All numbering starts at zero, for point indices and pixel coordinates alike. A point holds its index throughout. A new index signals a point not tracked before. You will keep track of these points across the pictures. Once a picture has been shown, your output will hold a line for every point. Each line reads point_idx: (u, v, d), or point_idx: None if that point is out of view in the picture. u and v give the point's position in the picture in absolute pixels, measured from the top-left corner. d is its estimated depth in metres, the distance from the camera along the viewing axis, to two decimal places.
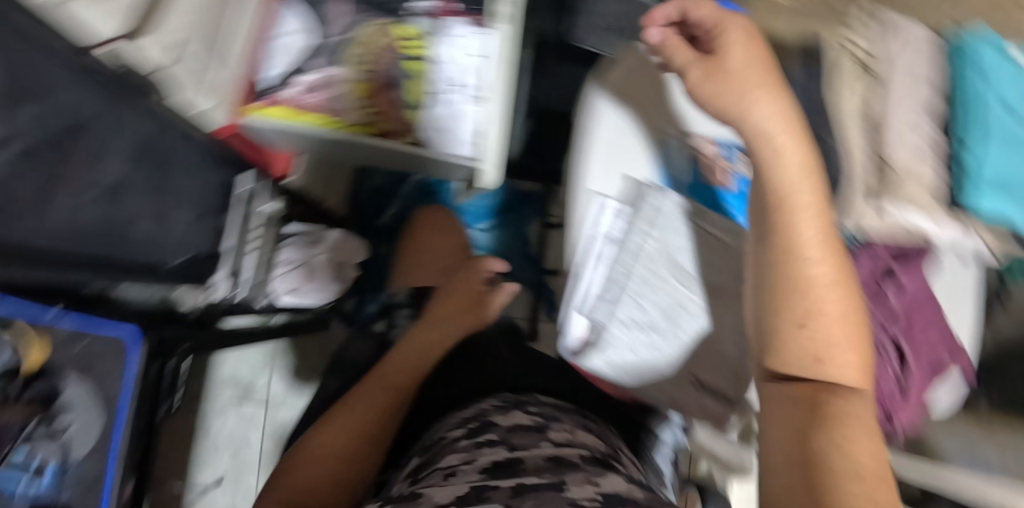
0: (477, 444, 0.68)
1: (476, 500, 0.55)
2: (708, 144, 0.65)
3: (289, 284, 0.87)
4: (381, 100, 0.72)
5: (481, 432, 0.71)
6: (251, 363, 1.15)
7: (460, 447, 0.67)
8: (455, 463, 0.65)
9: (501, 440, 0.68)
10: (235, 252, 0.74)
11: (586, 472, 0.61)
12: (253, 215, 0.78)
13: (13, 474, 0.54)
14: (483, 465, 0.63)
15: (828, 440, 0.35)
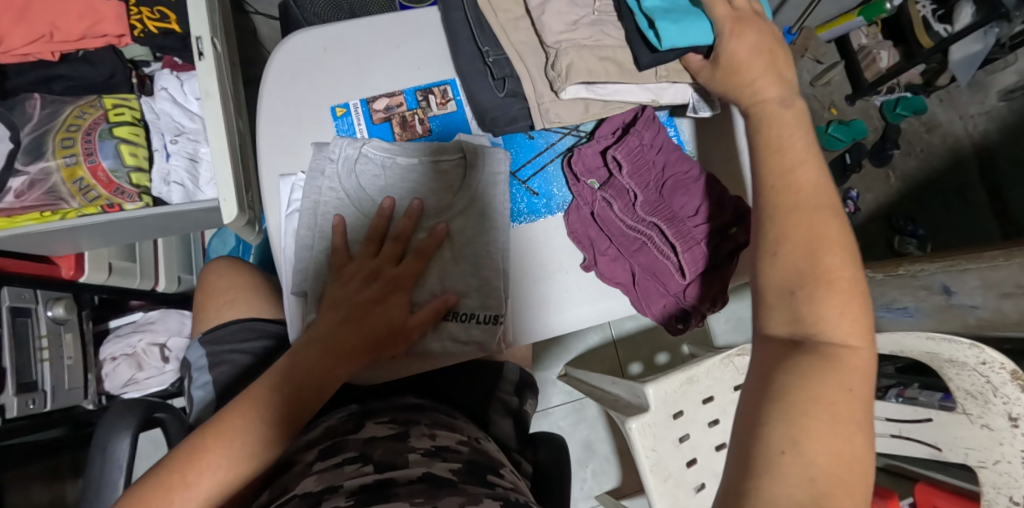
0: (332, 465, 0.48)
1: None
2: (395, 97, 0.60)
3: (122, 380, 0.88)
4: (103, 173, 0.70)
5: (334, 452, 0.49)
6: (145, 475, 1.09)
7: (316, 470, 0.47)
8: (313, 487, 0.45)
9: (361, 455, 0.48)
10: (23, 366, 0.73)
11: (462, 500, 0.42)
12: (46, 327, 0.78)
13: None
14: (353, 490, 0.43)
15: (795, 295, 0.38)
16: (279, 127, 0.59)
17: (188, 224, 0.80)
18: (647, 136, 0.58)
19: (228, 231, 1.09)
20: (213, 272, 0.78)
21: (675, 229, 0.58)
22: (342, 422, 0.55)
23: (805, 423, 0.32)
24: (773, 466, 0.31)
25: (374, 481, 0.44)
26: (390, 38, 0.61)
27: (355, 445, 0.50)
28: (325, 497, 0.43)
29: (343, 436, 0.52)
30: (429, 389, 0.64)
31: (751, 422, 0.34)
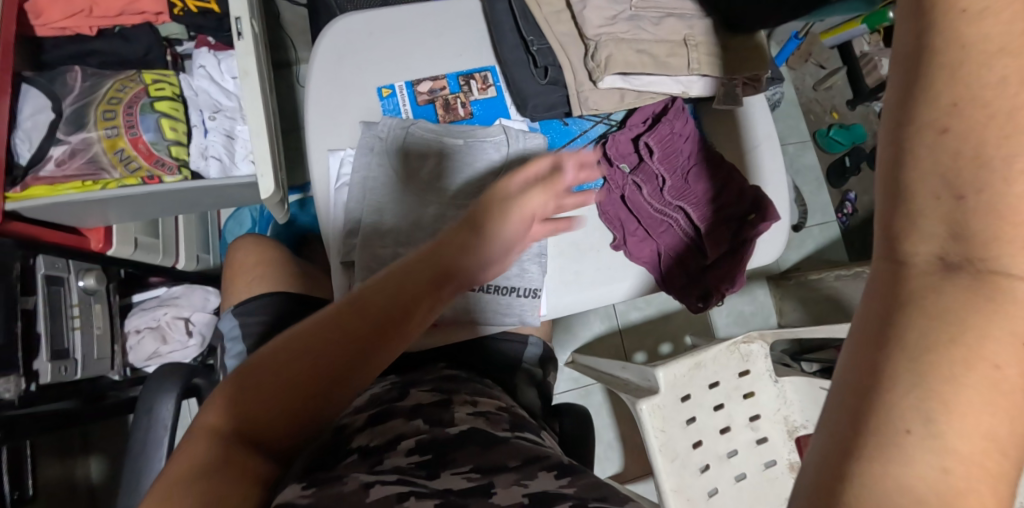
0: (385, 426, 0.49)
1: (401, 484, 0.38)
2: (438, 81, 0.63)
3: (146, 352, 0.89)
4: (144, 146, 0.72)
5: (385, 416, 0.51)
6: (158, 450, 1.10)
7: (369, 430, 0.49)
8: (369, 443, 0.46)
9: (411, 419, 0.50)
10: (56, 333, 0.75)
11: (516, 469, 0.43)
12: (78, 296, 0.80)
13: None
14: (411, 448, 0.45)
15: (965, 201, 0.21)
16: (328, 105, 0.61)
17: (220, 200, 0.82)
18: (678, 124, 0.61)
19: (245, 212, 1.10)
20: (244, 247, 0.80)
21: (700, 213, 0.62)
22: (387, 390, 0.57)
23: (940, 395, 0.20)
24: (889, 452, 0.20)
25: (429, 442, 0.46)
26: (435, 25, 0.64)
27: (403, 411, 0.52)
28: (385, 454, 0.44)
29: (391, 403, 0.53)
30: (460, 362, 0.67)
31: (858, 388, 0.22)
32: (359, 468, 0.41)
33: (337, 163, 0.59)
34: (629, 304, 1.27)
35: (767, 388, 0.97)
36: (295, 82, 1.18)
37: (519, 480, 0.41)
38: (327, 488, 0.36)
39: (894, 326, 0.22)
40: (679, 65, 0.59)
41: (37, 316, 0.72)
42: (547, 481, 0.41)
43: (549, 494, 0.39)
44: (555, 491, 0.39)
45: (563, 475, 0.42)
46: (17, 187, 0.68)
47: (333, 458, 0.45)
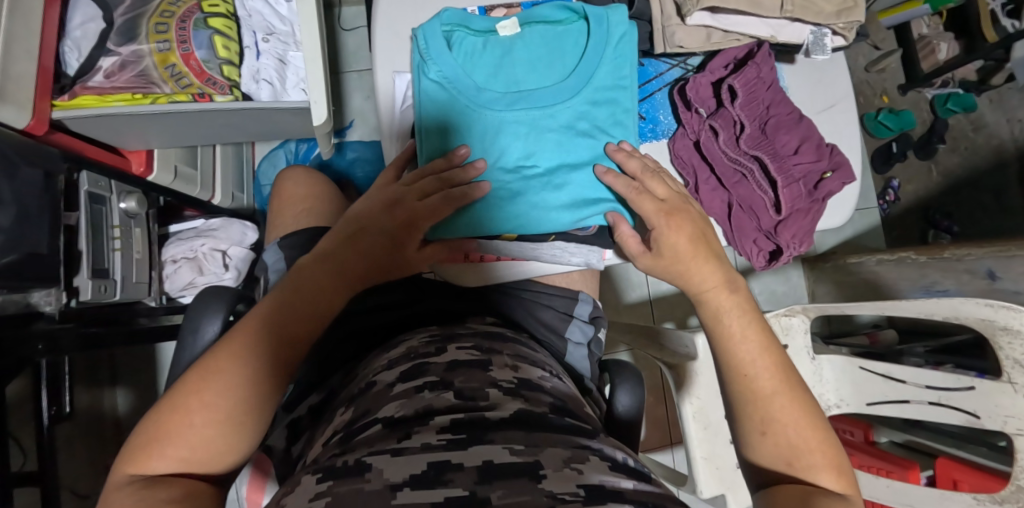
0: (418, 387, 0.45)
1: (435, 486, 0.33)
2: (511, 10, 0.63)
3: (182, 282, 0.88)
4: (196, 63, 0.70)
5: (415, 375, 0.47)
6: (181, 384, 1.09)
7: (395, 394, 0.45)
8: (396, 413, 0.42)
9: (442, 380, 0.46)
10: (96, 254, 0.73)
11: (563, 449, 0.38)
12: (120, 217, 0.78)
13: None
14: (444, 425, 0.39)
15: None
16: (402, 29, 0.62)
17: (265, 126, 0.81)
18: (764, 69, 0.60)
19: (280, 153, 1.09)
20: (288, 177, 0.78)
21: (778, 165, 0.61)
22: (422, 344, 0.53)
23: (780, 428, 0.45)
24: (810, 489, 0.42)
25: (464, 416, 0.41)
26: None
27: (436, 370, 0.47)
28: (414, 427, 0.40)
29: (425, 358, 0.50)
30: (502, 317, 0.63)
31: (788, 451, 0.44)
32: (379, 451, 0.37)
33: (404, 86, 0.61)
34: None
35: (802, 364, 0.92)
36: (337, 24, 1.14)
37: (570, 465, 0.36)
38: (345, 484, 0.33)
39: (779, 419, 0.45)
40: (771, 6, 0.60)
41: (80, 234, 0.71)
42: (601, 470, 0.37)
43: (606, 490, 0.34)
44: (609, 486, 0.35)
45: (619, 470, 0.38)
46: (66, 95, 0.66)
47: (360, 427, 0.42)
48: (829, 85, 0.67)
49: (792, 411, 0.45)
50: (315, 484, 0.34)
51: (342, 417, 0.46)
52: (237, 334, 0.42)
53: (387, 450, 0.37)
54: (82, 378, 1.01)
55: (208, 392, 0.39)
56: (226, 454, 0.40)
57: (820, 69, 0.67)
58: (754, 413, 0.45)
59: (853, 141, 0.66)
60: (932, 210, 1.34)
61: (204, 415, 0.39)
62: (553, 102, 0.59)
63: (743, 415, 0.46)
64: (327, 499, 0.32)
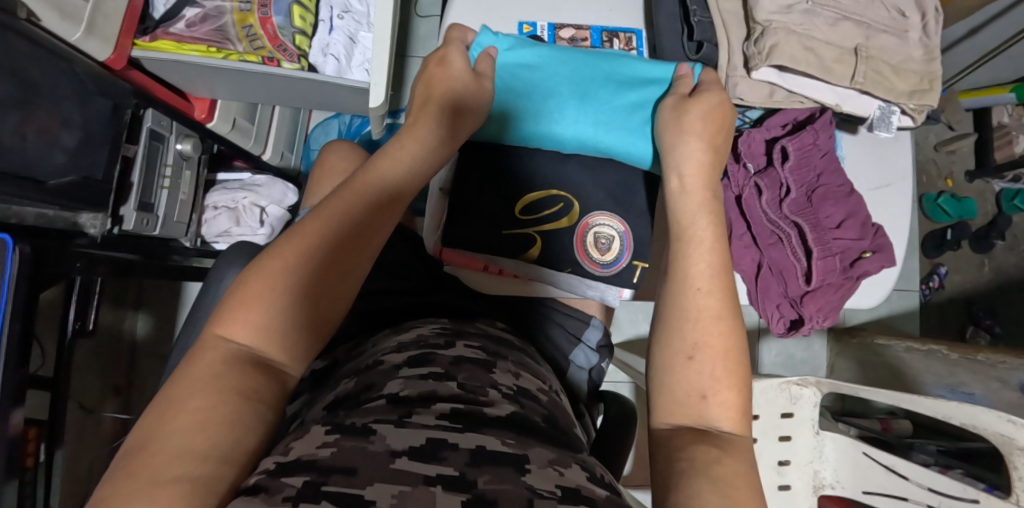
0: (421, 375, 0.46)
1: (430, 461, 0.35)
2: (581, 32, 0.64)
3: (218, 229, 0.91)
4: (271, 28, 0.73)
5: (422, 362, 0.48)
6: None
7: (401, 374, 0.46)
8: (400, 391, 0.43)
9: (446, 373, 0.47)
10: (145, 186, 0.77)
11: (549, 454, 0.39)
12: (176, 157, 0.82)
13: None
14: (444, 412, 0.41)
15: None
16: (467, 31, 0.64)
17: (327, 101, 0.85)
18: (822, 137, 0.60)
19: (333, 123, 1.12)
20: (334, 148, 0.81)
21: (817, 236, 0.62)
22: (434, 335, 0.54)
23: (699, 368, 0.45)
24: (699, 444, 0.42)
25: (463, 408, 0.42)
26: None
27: (441, 362, 0.49)
28: (415, 408, 0.41)
29: (434, 349, 0.51)
30: (514, 325, 0.64)
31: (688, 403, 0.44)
32: (385, 419, 0.39)
33: None
34: None
35: (803, 435, 0.90)
36: (412, 10, 1.17)
37: (554, 466, 0.37)
38: (352, 440, 0.36)
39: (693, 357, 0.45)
40: (842, 74, 0.58)
41: (135, 166, 0.74)
42: (581, 477, 0.38)
43: (580, 494, 0.35)
44: (588, 492, 0.36)
45: (596, 482, 0.38)
46: (148, 36, 0.70)
47: (368, 397, 0.44)
48: (887, 166, 0.65)
49: (723, 338, 0.46)
50: (323, 435, 0.37)
51: (347, 385, 0.48)
52: (314, 217, 0.43)
53: (393, 419, 0.39)
54: (109, 297, 1.06)
55: (275, 270, 0.40)
56: (294, 336, 0.40)
57: (879, 149, 0.65)
58: (686, 336, 0.46)
59: (899, 227, 0.64)
60: (977, 305, 1.27)
61: (267, 289, 0.39)
62: (603, 106, 0.61)
63: (678, 334, 0.46)
64: (333, 449, 0.35)
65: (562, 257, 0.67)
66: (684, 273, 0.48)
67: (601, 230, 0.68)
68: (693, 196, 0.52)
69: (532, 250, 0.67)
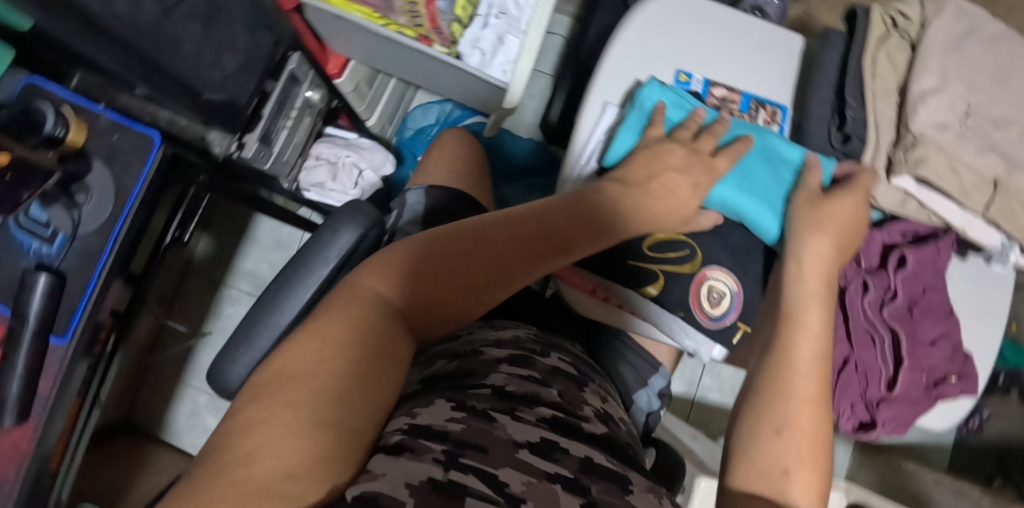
0: (522, 375, 0.48)
1: (548, 458, 0.36)
2: (732, 94, 0.66)
3: (314, 178, 0.93)
4: (434, 8, 0.75)
5: (521, 364, 0.50)
6: (256, 257, 1.16)
7: (502, 369, 0.48)
8: (505, 386, 0.45)
9: (543, 381, 0.48)
10: (271, 121, 0.79)
11: (643, 486, 0.40)
12: (303, 103, 0.84)
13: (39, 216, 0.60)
14: (547, 416, 0.42)
15: None
16: (625, 64, 0.67)
17: (454, 86, 0.89)
18: (941, 256, 0.63)
19: (434, 107, 1.15)
20: (453, 139, 0.85)
21: (913, 349, 0.64)
22: (528, 340, 0.56)
23: (786, 445, 0.45)
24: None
25: (565, 419, 0.43)
26: (747, 42, 0.68)
27: (539, 369, 0.50)
28: (520, 405, 0.43)
29: (531, 354, 0.53)
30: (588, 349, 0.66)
31: (767, 475, 0.44)
32: (502, 410, 0.40)
33: (598, 108, 0.66)
34: (715, 384, 1.17)
35: None
36: None
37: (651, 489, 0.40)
38: (477, 421, 0.37)
39: (781, 432, 0.45)
40: (977, 202, 0.60)
41: (268, 101, 0.76)
42: None
43: None
44: None
45: None
46: None
47: (471, 383, 0.45)
48: (993, 299, 0.65)
49: (811, 421, 0.46)
50: (449, 410, 0.38)
51: (442, 366, 0.49)
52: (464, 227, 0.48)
53: (507, 413, 0.40)
54: None
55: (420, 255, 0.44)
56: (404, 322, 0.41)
57: (988, 282, 0.65)
58: (775, 416, 0.46)
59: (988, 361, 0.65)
60: None
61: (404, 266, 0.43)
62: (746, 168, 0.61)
63: (770, 409, 0.47)
64: (462, 425, 0.36)
65: (677, 300, 0.67)
66: (784, 352, 0.50)
67: (715, 284, 0.67)
68: (811, 286, 0.54)
69: (649, 288, 0.67)
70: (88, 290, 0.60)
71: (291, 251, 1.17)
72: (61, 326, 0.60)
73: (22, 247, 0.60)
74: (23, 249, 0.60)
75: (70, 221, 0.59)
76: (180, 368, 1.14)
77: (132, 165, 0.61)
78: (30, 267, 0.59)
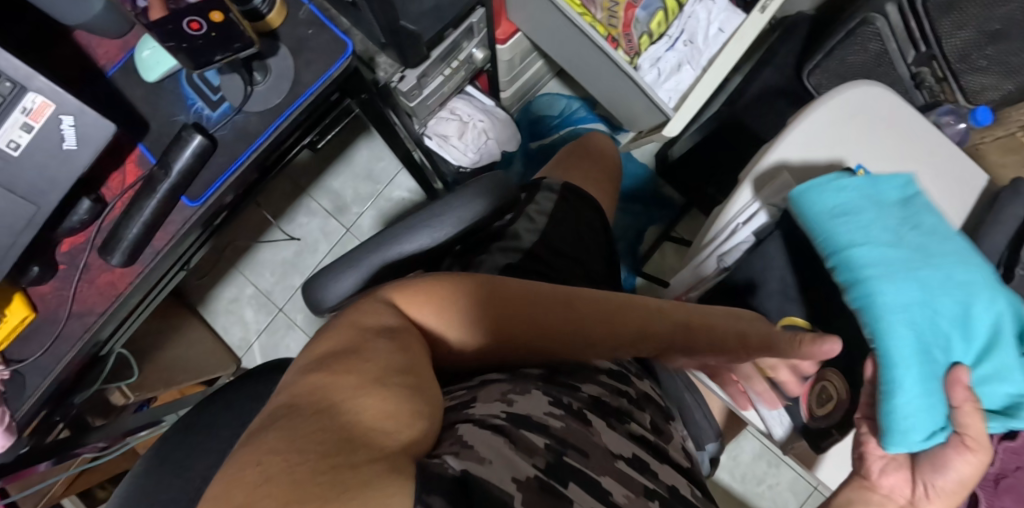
0: (615, 392, 0.53)
1: (619, 471, 0.42)
2: None
3: (442, 130, 0.93)
4: (631, 15, 0.77)
5: (616, 379, 0.56)
6: (345, 179, 1.18)
7: (600, 379, 0.53)
8: (596, 395, 0.50)
9: (630, 399, 0.54)
10: (433, 64, 0.79)
11: None
12: (465, 57, 0.85)
13: (214, 81, 0.60)
14: (625, 434, 0.48)
15: None
16: (802, 144, 0.67)
17: (614, 93, 0.88)
18: None
19: (563, 101, 1.13)
20: (598, 154, 0.89)
21: None
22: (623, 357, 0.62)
23: None
24: None
25: (638, 441, 0.49)
26: (929, 163, 0.68)
27: (632, 391, 0.56)
28: (604, 415, 0.48)
29: (624, 372, 0.58)
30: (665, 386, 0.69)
31: None
32: (577, 420, 0.45)
33: None
34: (726, 461, 1.16)
35: None
36: None
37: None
38: (571, 423, 0.44)
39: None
40: None
41: (440, 46, 0.77)
42: None
43: None
44: None
45: None
46: None
47: (565, 381, 0.50)
48: None
49: None
50: (548, 404, 0.45)
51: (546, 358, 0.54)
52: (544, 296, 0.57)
53: (584, 425, 0.45)
54: None
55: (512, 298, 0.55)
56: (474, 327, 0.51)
57: None
58: None
59: None
60: None
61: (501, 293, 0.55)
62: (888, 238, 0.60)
63: None
64: (558, 422, 0.43)
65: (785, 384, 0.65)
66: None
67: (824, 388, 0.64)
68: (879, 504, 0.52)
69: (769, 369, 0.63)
70: (230, 167, 0.60)
71: (380, 185, 1.18)
72: (195, 192, 0.59)
73: (187, 104, 0.61)
74: (188, 106, 0.61)
75: (242, 94, 0.60)
76: (237, 254, 1.16)
77: (313, 64, 0.61)
78: (188, 123, 0.59)
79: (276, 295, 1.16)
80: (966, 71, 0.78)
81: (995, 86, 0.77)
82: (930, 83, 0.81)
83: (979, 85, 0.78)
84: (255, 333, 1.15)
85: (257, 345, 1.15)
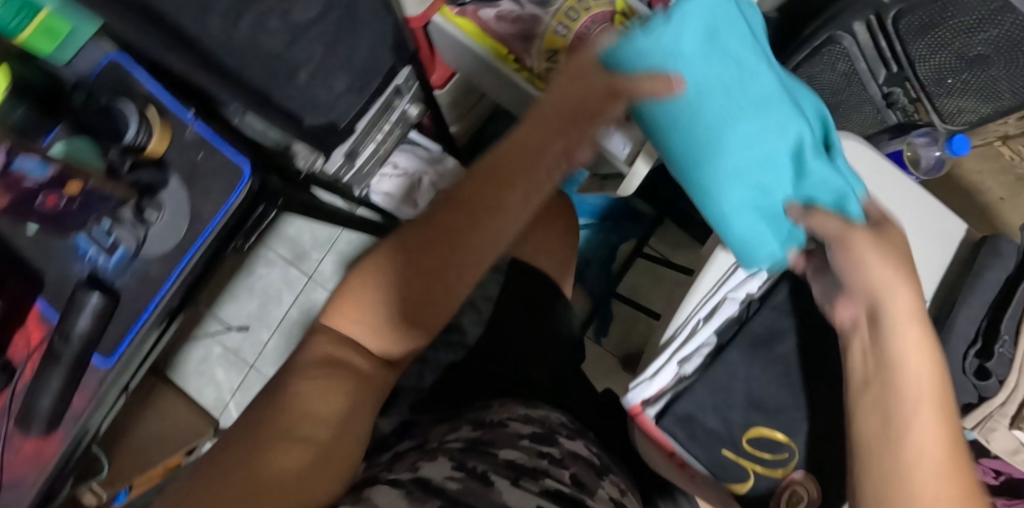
0: (542, 453, 0.41)
1: None
2: None
3: (386, 188, 0.87)
4: None
5: (544, 442, 0.44)
6: (304, 225, 1.13)
7: (523, 444, 0.42)
8: (518, 459, 0.38)
9: (558, 459, 0.41)
10: (360, 137, 0.72)
11: None
12: (399, 116, 0.76)
13: (104, 228, 0.54)
14: (549, 492, 0.35)
15: None
16: None
17: None
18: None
19: None
20: None
21: None
22: (558, 425, 0.50)
23: None
24: None
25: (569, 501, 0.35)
26: (905, 216, 0.62)
27: (560, 450, 0.44)
28: (523, 475, 0.36)
29: (554, 434, 0.47)
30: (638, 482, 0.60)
31: None
32: (479, 481, 0.34)
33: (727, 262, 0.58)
34: None
35: None
36: None
37: None
38: (473, 481, 0.34)
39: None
40: None
41: (364, 117, 0.68)
42: None
43: None
44: None
45: None
46: (456, 9, 0.66)
47: (482, 449, 0.39)
48: None
49: None
50: (450, 468, 0.35)
51: (465, 432, 0.44)
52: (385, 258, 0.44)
53: (487, 485, 0.34)
54: None
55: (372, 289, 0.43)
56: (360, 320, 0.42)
57: None
58: None
59: None
60: None
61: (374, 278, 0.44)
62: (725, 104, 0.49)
63: None
64: (455, 485, 0.33)
65: None
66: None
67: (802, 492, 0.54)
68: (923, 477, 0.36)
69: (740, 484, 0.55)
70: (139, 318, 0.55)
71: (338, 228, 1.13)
72: (106, 348, 0.54)
73: (80, 253, 0.55)
74: (80, 256, 0.55)
75: (135, 240, 0.54)
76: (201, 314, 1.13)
77: (208, 188, 0.55)
78: (84, 277, 0.54)
79: (245, 352, 1.12)
80: (942, 94, 0.70)
81: (972, 109, 0.71)
82: (903, 104, 0.73)
83: (956, 108, 0.71)
84: (229, 392, 1.12)
85: (231, 404, 1.11)
